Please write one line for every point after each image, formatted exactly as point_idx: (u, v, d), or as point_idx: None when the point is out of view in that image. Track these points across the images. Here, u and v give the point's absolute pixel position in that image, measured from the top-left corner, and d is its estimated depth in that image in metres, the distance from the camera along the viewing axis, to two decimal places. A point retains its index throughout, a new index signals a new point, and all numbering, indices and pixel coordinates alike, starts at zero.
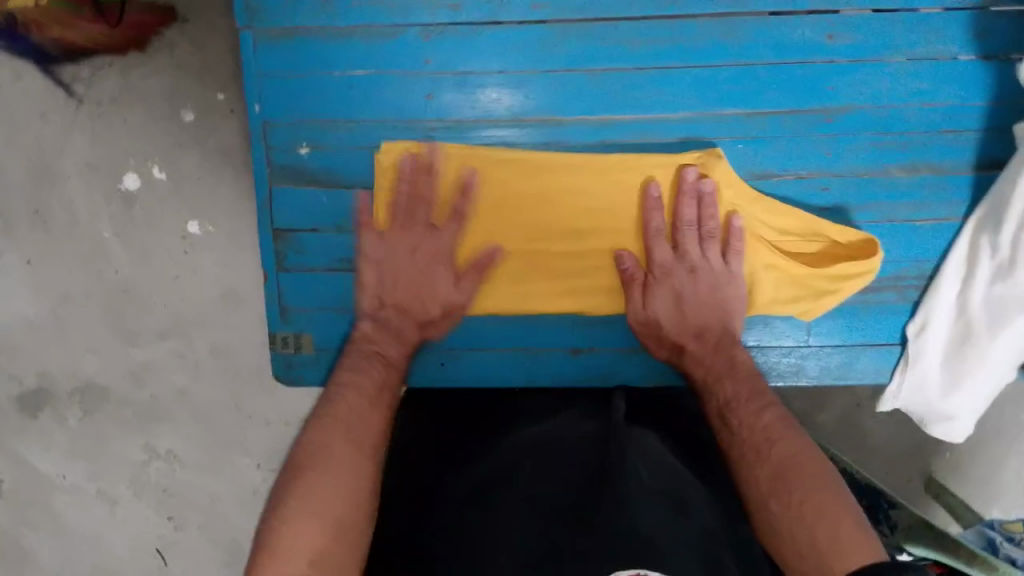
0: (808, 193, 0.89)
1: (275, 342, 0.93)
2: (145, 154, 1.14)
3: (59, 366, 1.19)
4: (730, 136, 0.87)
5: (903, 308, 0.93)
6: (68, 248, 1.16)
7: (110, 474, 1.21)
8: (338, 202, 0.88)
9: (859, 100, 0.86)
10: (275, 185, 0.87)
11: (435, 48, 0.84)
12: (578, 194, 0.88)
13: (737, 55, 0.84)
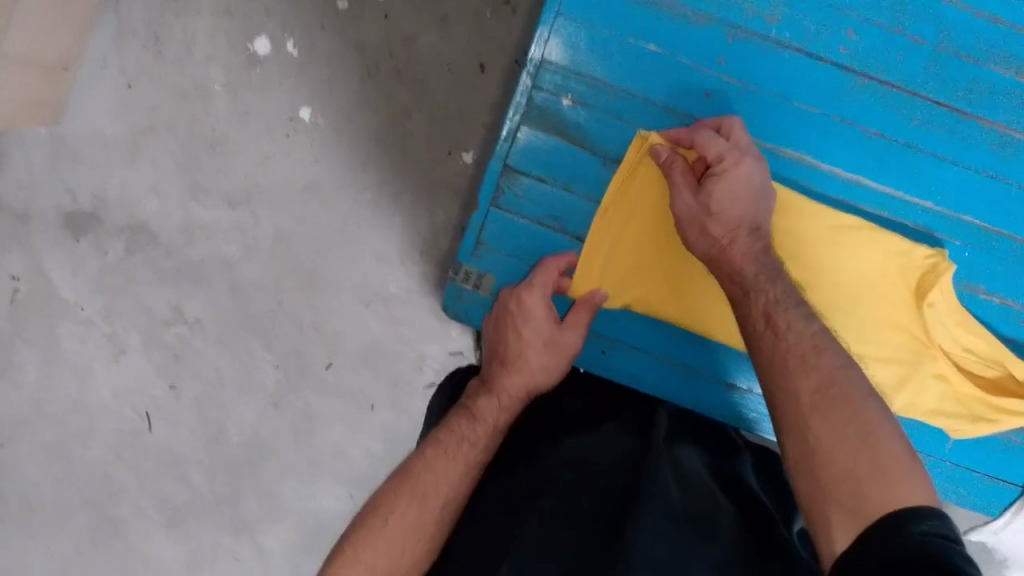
0: (1005, 323, 0.85)
1: (458, 273, 0.88)
2: (285, 23, 1.11)
3: (119, 197, 1.14)
4: (961, 242, 0.83)
5: None
6: (173, 83, 1.12)
7: (127, 318, 1.17)
8: (581, 163, 0.83)
9: None
10: (526, 125, 0.82)
11: (733, 52, 0.79)
12: (805, 246, 0.83)
13: (998, 169, 0.81)
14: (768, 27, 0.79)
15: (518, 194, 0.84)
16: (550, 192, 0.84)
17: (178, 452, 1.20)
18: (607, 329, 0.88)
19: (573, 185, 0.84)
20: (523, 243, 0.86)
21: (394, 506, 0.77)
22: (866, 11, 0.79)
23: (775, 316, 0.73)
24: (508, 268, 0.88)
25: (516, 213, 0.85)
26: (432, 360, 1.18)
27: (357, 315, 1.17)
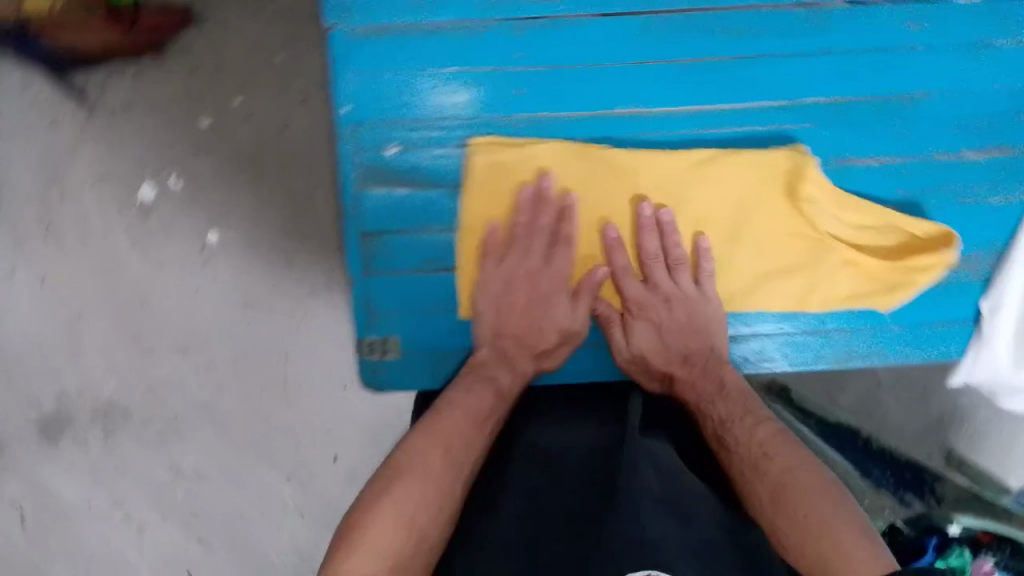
0: (887, 183, 0.81)
1: (361, 348, 0.80)
2: (159, 163, 1.11)
3: (78, 386, 1.15)
4: (813, 125, 0.79)
5: (976, 283, 0.85)
6: (81, 261, 1.13)
7: (133, 496, 1.17)
8: (442, 198, 0.77)
9: (944, 88, 0.80)
10: (363, 187, 0.76)
11: (521, 43, 0.75)
12: (662, 192, 0.79)
13: (825, 43, 0.77)
14: (549, 4, 0.75)
15: (386, 252, 0.78)
16: (417, 237, 0.78)
17: None
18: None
19: (433, 224, 0.78)
20: (417, 296, 0.80)
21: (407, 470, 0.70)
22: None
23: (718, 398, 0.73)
24: (411, 326, 0.80)
25: (393, 271, 0.78)
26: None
27: (339, 400, 1.18)
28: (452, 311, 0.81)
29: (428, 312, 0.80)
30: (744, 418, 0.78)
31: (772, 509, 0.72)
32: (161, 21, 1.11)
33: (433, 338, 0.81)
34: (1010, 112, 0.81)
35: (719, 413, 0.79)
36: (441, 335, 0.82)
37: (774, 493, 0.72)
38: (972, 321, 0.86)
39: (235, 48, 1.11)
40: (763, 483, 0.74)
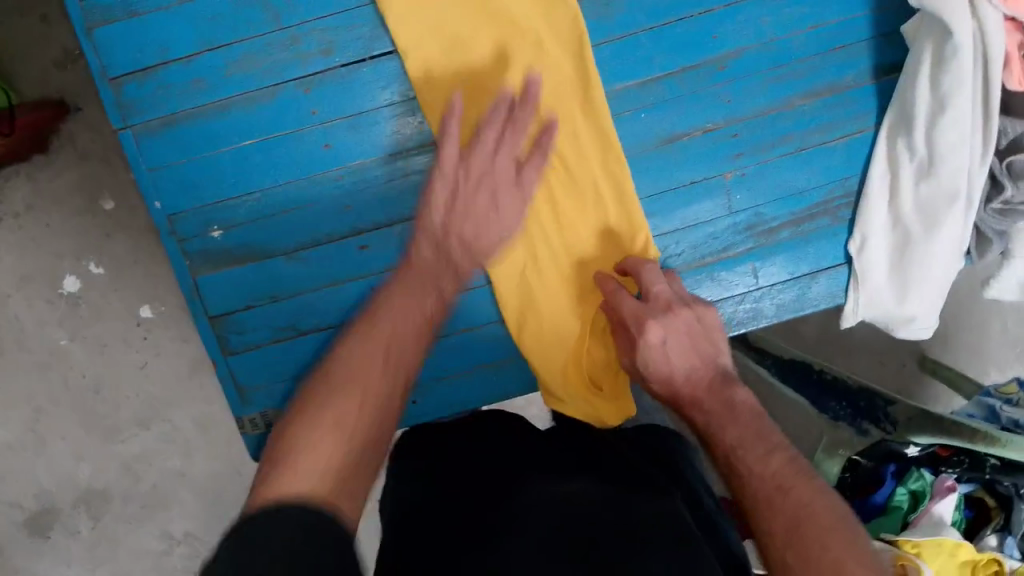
0: (717, 153, 0.79)
1: (243, 426, 0.82)
2: (77, 252, 1.13)
3: (54, 481, 1.17)
4: (632, 109, 0.78)
5: (842, 229, 0.82)
6: (27, 362, 1.15)
7: (131, 570, 1.18)
8: (268, 271, 0.78)
9: (746, 43, 0.77)
10: (198, 274, 0.77)
11: (320, 98, 0.75)
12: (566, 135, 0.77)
13: (614, 31, 0.76)
14: (330, 57, 0.75)
15: (237, 329, 0.79)
16: (266, 310, 0.79)
17: None
18: (408, 380, 0.83)
19: (279, 292, 0.78)
20: (277, 365, 0.81)
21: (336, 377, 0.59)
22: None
23: (737, 458, 0.62)
24: (282, 394, 0.82)
25: (254, 345, 0.80)
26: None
27: None
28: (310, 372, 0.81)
29: (290, 379, 0.81)
30: (756, 443, 0.62)
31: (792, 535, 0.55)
32: (41, 115, 1.10)
33: None
34: (831, 48, 0.78)
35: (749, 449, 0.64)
36: None
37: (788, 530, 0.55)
38: (844, 263, 0.82)
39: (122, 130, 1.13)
40: (773, 523, 0.57)
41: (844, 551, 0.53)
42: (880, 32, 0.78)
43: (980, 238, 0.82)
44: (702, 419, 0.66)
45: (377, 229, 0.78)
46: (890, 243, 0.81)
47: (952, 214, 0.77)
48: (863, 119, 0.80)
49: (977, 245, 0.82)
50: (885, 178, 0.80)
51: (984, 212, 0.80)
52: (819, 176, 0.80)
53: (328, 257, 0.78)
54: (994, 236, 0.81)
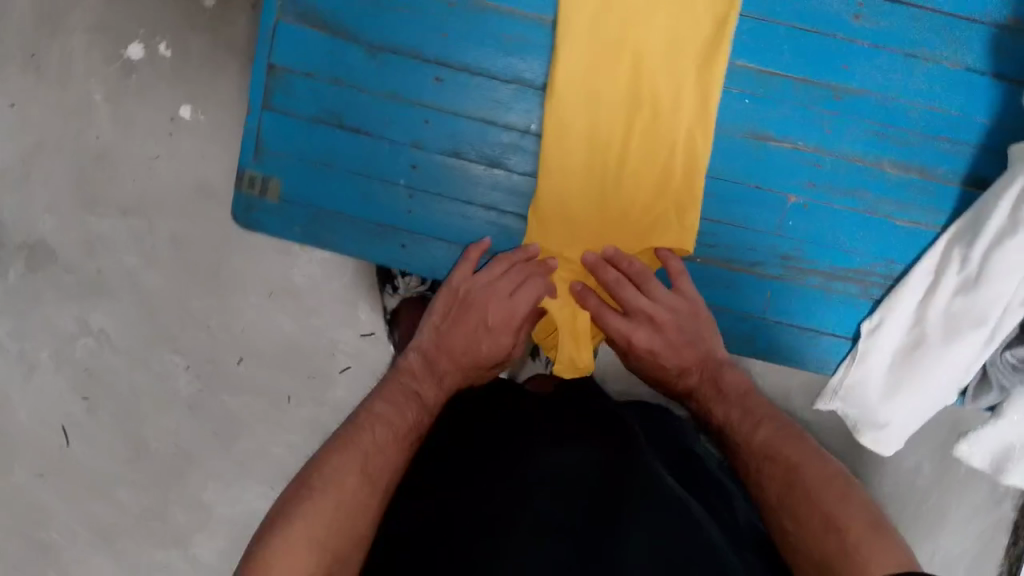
0: (796, 170, 0.90)
1: (241, 180, 0.92)
2: (156, 28, 1.13)
3: (14, 219, 1.15)
4: (739, 90, 0.89)
5: (863, 304, 0.94)
6: (54, 97, 1.14)
7: (34, 336, 1.16)
8: (343, 54, 0.89)
9: (870, 87, 0.89)
10: (281, 20, 0.89)
11: None
12: (655, 80, 0.88)
13: (764, 10, 0.88)
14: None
15: (287, 91, 0.90)
16: (318, 86, 0.90)
17: (100, 466, 1.18)
18: (404, 220, 0.93)
19: (342, 78, 0.89)
20: (302, 145, 0.92)
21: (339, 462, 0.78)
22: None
23: (736, 456, 0.86)
24: (294, 172, 0.92)
25: (291, 114, 0.91)
26: (346, 346, 1.19)
27: (260, 309, 1.18)
28: (326, 163, 0.92)
29: (309, 162, 0.92)
30: (791, 488, 0.79)
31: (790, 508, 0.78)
32: None
33: (306, 186, 0.92)
34: (939, 136, 0.90)
35: (729, 411, 0.89)
36: (314, 181, 0.92)
37: (783, 498, 0.79)
38: (851, 337, 0.94)
39: None
40: (776, 515, 0.79)
41: (821, 532, 0.75)
42: (983, 145, 0.90)
43: (983, 382, 0.91)
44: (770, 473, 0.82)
45: (462, 72, 0.89)
46: (901, 341, 0.91)
47: (973, 339, 0.85)
48: (932, 214, 0.91)
49: (977, 387, 0.92)
50: (926, 278, 0.90)
51: (998, 357, 0.88)
52: (869, 246, 0.92)
53: (404, 71, 0.89)
54: (997, 386, 0.89)
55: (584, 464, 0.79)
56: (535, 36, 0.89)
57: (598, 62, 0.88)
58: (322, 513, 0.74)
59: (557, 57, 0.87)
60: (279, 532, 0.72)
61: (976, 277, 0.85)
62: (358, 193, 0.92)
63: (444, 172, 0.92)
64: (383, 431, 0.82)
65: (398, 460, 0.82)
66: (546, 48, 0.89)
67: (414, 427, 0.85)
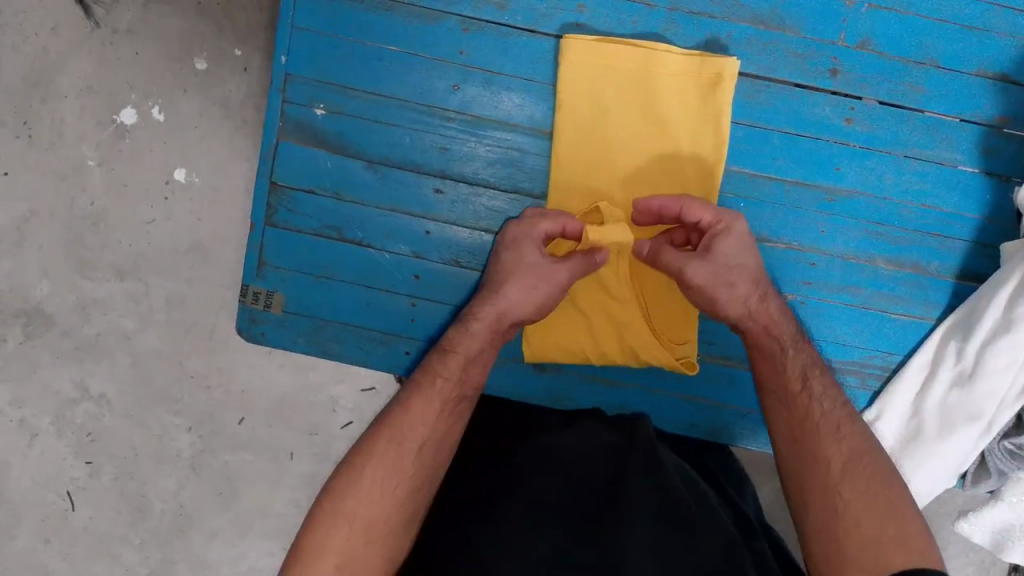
0: (794, 272, 0.70)
1: (243, 296, 0.71)
2: (146, 90, 0.97)
3: (8, 283, 0.98)
4: (733, 193, 0.69)
5: (860, 397, 0.73)
6: (45, 163, 0.97)
7: (35, 401, 0.99)
8: (345, 171, 0.69)
9: (864, 188, 0.69)
10: (283, 139, 0.68)
11: (476, 41, 0.67)
12: (648, 159, 0.68)
13: (755, 115, 0.68)
14: (501, 13, 0.67)
15: (291, 207, 0.69)
16: (324, 202, 0.69)
17: (104, 530, 1.01)
18: (406, 329, 0.72)
19: (345, 192, 0.69)
20: (309, 257, 0.70)
21: (370, 449, 0.58)
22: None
23: (810, 377, 0.63)
24: (301, 287, 0.71)
25: (296, 229, 0.70)
26: (345, 402, 1.01)
27: (265, 367, 1.01)
28: (335, 277, 0.71)
29: (314, 276, 0.71)
30: (833, 432, 0.60)
31: (841, 477, 0.57)
32: None
33: (319, 305, 0.71)
34: (934, 232, 0.70)
35: (799, 364, 0.64)
36: (331, 301, 0.71)
37: (844, 466, 0.58)
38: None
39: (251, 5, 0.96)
40: (820, 465, 0.58)
41: (871, 498, 0.56)
42: (975, 241, 0.71)
43: (979, 467, 0.75)
44: (790, 427, 0.61)
45: (461, 183, 0.69)
46: (896, 433, 0.73)
47: (969, 433, 0.71)
48: (927, 308, 0.72)
49: (974, 473, 0.75)
50: (922, 368, 0.72)
51: (993, 446, 0.73)
52: (866, 338, 0.72)
53: (404, 187, 0.69)
54: (994, 473, 0.73)
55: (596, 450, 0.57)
56: (518, 140, 0.69)
57: (581, 146, 0.68)
58: (366, 483, 0.56)
59: (549, 180, 0.69)
60: (321, 520, 0.54)
61: (974, 370, 0.69)
62: (360, 306, 0.71)
63: (450, 280, 0.71)
64: (424, 399, 0.60)
65: (441, 430, 0.59)
66: (542, 158, 0.69)
67: (447, 378, 0.61)
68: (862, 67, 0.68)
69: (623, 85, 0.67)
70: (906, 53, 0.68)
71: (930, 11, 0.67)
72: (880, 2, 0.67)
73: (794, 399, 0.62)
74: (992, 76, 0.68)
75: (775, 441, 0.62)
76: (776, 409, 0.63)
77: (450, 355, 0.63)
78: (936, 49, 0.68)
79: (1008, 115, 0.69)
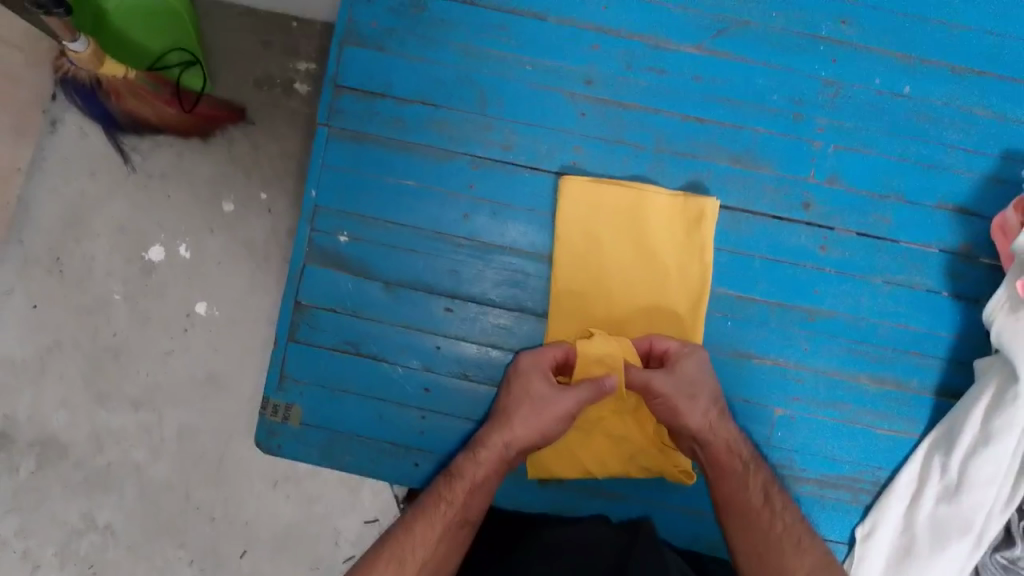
0: (780, 388, 0.74)
1: (264, 407, 0.74)
2: (175, 230, 0.99)
3: (24, 413, 0.96)
4: (720, 313, 0.74)
5: (857, 511, 0.75)
6: (73, 299, 0.98)
7: (42, 532, 0.94)
8: (362, 292, 0.74)
9: (840, 309, 0.75)
10: (309, 263, 0.74)
11: (483, 178, 0.74)
12: (642, 282, 0.74)
13: (736, 243, 0.75)
14: (506, 153, 0.75)
15: (312, 324, 0.74)
16: (343, 320, 0.74)
17: None
18: (416, 441, 0.75)
19: (363, 311, 0.74)
20: (327, 372, 0.75)
21: (375, 563, 0.63)
22: (587, 129, 0.75)
23: (774, 493, 0.68)
24: (318, 400, 0.75)
25: (315, 345, 0.74)
26: (348, 534, 0.97)
27: (274, 489, 0.97)
28: (351, 391, 0.75)
29: (328, 389, 0.75)
30: (789, 541, 0.66)
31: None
32: (218, 113, 0.99)
33: (334, 418, 0.75)
34: (910, 351, 0.75)
35: (763, 477, 0.69)
36: (345, 415, 0.75)
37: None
38: (845, 543, 0.75)
39: (278, 154, 1.00)
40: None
41: None
42: (949, 361, 0.75)
43: None
44: (753, 543, 0.66)
45: (470, 303, 0.74)
46: (888, 549, 0.75)
47: (960, 546, 0.72)
48: (911, 424, 0.75)
49: None
50: (910, 484, 0.74)
51: (986, 561, 0.74)
52: (854, 453, 0.75)
53: (416, 306, 0.74)
54: None
55: (599, 547, 0.60)
56: (523, 265, 0.74)
57: (581, 271, 0.73)
58: None
59: (549, 304, 0.74)
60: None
61: (960, 484, 0.73)
62: (372, 420, 0.75)
63: (458, 396, 0.75)
64: (426, 523, 0.65)
65: (441, 553, 0.64)
66: (544, 281, 0.74)
67: (450, 503, 0.66)
68: (833, 200, 0.75)
69: (615, 219, 0.74)
70: (872, 188, 0.75)
71: (890, 151, 0.76)
72: (844, 144, 0.76)
73: (756, 513, 0.67)
74: (950, 208, 0.76)
75: (737, 552, 0.67)
76: (738, 528, 0.67)
77: (456, 482, 0.67)
78: (897, 184, 0.76)
79: (967, 244, 0.76)
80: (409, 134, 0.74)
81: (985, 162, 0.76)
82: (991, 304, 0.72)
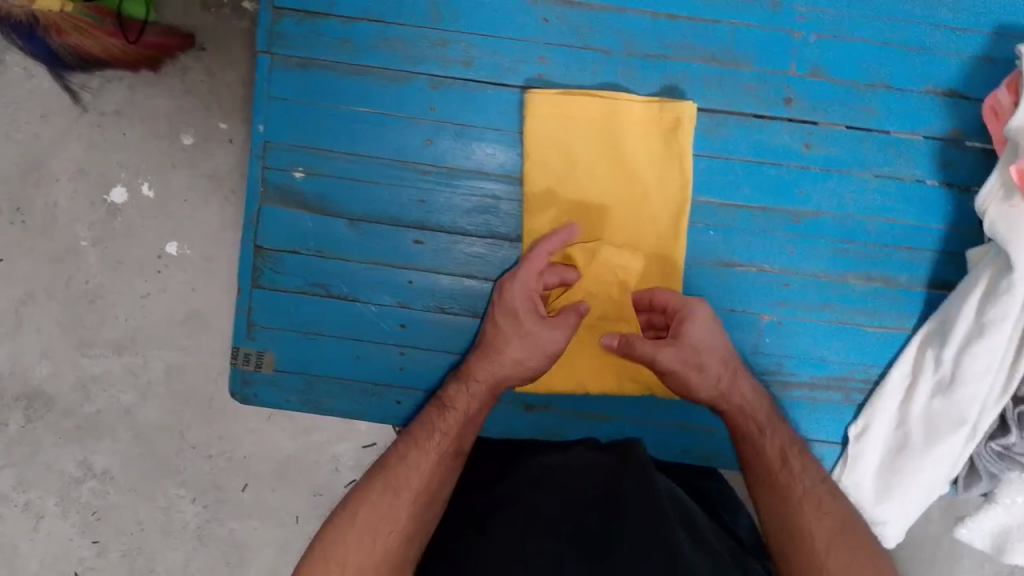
0: (767, 293, 0.72)
1: (235, 357, 0.73)
2: (137, 168, 0.94)
3: (5, 367, 0.93)
4: (702, 222, 0.72)
5: (847, 409, 0.75)
6: (39, 247, 0.93)
7: (42, 482, 0.93)
8: (327, 229, 0.71)
9: (826, 208, 0.72)
10: (265, 203, 0.71)
11: (444, 98, 0.70)
12: (618, 198, 0.70)
13: (715, 147, 0.71)
14: (467, 70, 0.70)
15: (277, 267, 0.72)
16: (309, 260, 0.72)
17: None
18: (396, 378, 0.73)
19: (329, 250, 0.71)
20: (298, 315, 0.73)
21: (364, 494, 0.60)
22: (552, 36, 0.70)
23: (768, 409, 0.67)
24: (290, 345, 0.73)
25: (282, 289, 0.72)
26: (347, 460, 0.96)
27: (266, 421, 0.95)
28: (323, 332, 0.73)
29: (300, 332, 0.73)
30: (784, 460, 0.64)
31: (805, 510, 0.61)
32: (166, 42, 0.92)
33: (309, 360, 0.73)
34: (900, 246, 0.73)
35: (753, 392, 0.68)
36: (320, 357, 0.73)
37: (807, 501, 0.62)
38: (839, 442, 0.76)
39: (234, 82, 0.94)
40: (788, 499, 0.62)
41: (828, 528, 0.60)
42: (942, 251, 0.73)
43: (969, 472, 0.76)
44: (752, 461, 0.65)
45: (439, 232, 0.71)
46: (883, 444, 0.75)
47: (956, 438, 0.72)
48: (902, 319, 0.74)
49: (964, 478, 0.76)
50: (903, 379, 0.74)
51: (982, 450, 0.74)
52: (844, 353, 0.74)
53: (384, 240, 0.71)
54: (986, 475, 0.75)
55: (591, 476, 0.58)
56: (493, 188, 0.71)
57: (552, 190, 0.70)
58: (358, 525, 0.58)
59: (524, 226, 0.71)
60: (315, 563, 0.56)
61: (954, 375, 0.71)
62: (350, 360, 0.73)
63: (436, 329, 0.73)
64: (419, 452, 0.62)
65: (436, 480, 0.61)
66: (516, 204, 0.71)
67: (444, 434, 0.64)
68: (815, 94, 0.71)
69: (588, 131, 0.70)
70: (856, 77, 0.71)
71: (874, 37, 0.71)
72: (825, 33, 0.71)
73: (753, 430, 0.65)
74: (940, 92, 0.72)
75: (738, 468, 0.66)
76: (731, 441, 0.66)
77: (448, 411, 0.65)
78: (884, 71, 0.72)
79: (958, 128, 0.72)
80: (360, 57, 0.69)
81: (978, 40, 0.72)
82: (985, 193, 0.69)
